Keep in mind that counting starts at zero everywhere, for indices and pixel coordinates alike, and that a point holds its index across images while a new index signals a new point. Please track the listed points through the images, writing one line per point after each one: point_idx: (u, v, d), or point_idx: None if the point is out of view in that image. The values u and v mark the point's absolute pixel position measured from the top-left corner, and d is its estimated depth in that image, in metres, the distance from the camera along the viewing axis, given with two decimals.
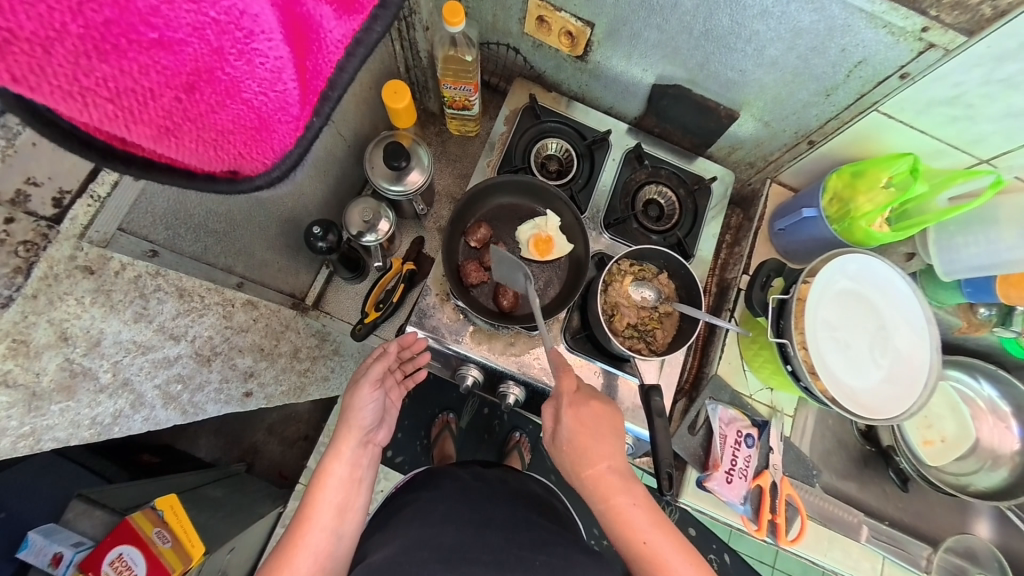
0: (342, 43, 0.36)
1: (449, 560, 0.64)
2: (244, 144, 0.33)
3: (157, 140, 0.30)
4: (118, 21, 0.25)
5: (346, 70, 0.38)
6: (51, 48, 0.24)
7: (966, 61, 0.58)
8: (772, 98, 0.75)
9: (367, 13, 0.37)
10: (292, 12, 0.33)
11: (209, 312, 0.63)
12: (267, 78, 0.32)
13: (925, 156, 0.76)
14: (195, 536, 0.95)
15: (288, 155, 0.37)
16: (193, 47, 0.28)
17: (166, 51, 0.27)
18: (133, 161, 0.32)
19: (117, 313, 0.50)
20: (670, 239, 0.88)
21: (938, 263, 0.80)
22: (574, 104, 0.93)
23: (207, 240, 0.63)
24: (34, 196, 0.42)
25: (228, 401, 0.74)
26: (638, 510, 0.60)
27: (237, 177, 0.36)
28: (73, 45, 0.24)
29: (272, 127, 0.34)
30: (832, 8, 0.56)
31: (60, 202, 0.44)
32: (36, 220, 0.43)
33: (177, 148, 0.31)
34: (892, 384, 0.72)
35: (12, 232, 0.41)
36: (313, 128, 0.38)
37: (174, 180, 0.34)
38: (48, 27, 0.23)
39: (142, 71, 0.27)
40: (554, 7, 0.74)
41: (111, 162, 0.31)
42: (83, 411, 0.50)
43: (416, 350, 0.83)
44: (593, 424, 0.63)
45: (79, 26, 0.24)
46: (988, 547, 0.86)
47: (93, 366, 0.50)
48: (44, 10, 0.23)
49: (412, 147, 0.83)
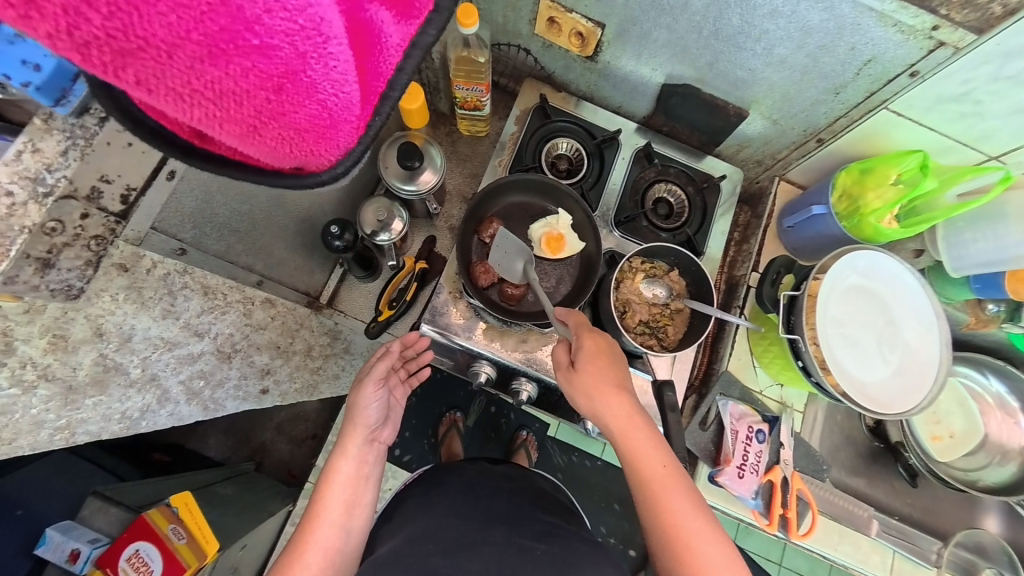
0: (400, 47, 0.37)
1: (452, 549, 0.66)
2: (314, 142, 0.35)
3: (243, 138, 0.32)
4: (229, 28, 0.26)
5: (404, 71, 0.38)
6: (173, 54, 0.26)
7: (976, 58, 0.59)
8: (780, 96, 0.76)
9: (422, 19, 0.37)
10: (355, 18, 0.33)
11: (231, 310, 0.64)
12: (339, 81, 0.32)
13: (935, 153, 0.77)
14: (209, 532, 0.95)
15: (351, 151, 0.39)
16: (285, 53, 0.29)
17: (263, 55, 0.28)
18: (211, 157, 0.34)
19: (147, 310, 0.51)
20: (679, 237, 0.89)
21: (947, 259, 0.80)
22: (583, 103, 0.94)
23: (230, 239, 0.64)
24: (105, 193, 0.43)
25: (246, 399, 0.77)
26: (646, 442, 0.59)
27: (302, 172, 0.38)
28: (192, 51, 0.26)
29: (340, 128, 0.35)
30: (842, 7, 0.57)
31: (127, 198, 0.46)
32: (105, 216, 0.44)
33: (259, 145, 0.33)
34: (902, 378, 0.73)
35: (85, 227, 0.43)
36: (372, 128, 0.39)
37: (245, 175, 0.36)
38: (173, 35, 0.25)
39: (241, 75, 0.28)
40: (565, 8, 0.75)
41: (191, 158, 0.33)
42: (114, 405, 0.52)
43: (420, 349, 0.86)
44: (602, 358, 0.63)
45: (199, 34, 0.26)
46: (998, 542, 0.87)
47: (124, 361, 0.51)
48: (173, 20, 0.25)
49: (425, 147, 0.84)
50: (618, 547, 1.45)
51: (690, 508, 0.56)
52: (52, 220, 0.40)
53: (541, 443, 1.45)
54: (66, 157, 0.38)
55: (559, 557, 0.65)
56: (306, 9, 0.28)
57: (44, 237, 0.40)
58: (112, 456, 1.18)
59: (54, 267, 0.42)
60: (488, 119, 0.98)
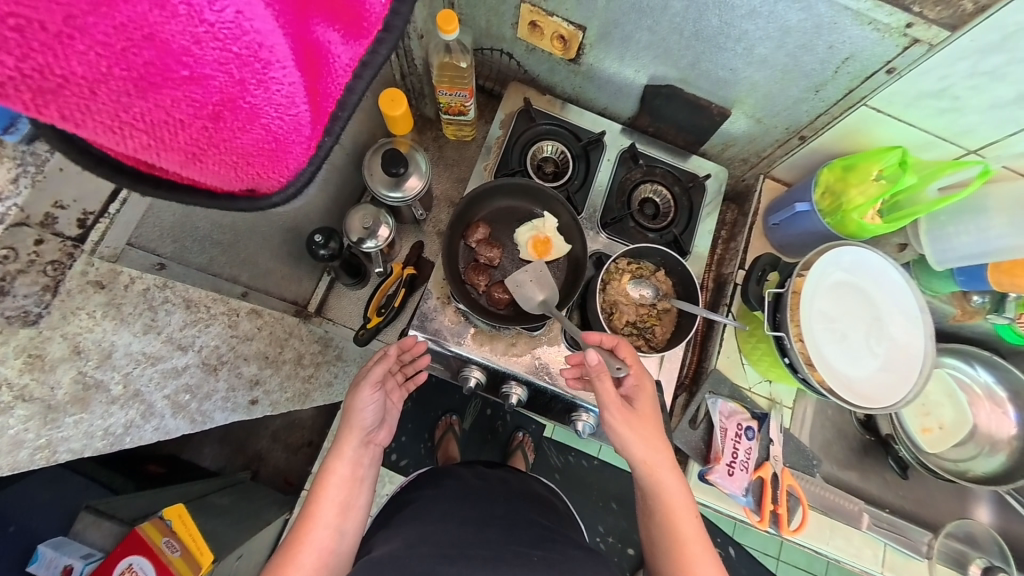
0: (350, 67, 0.37)
1: (454, 556, 0.65)
2: (262, 165, 0.35)
3: (185, 165, 0.32)
4: (156, 61, 0.26)
5: (355, 91, 0.38)
6: (97, 89, 0.25)
7: (952, 54, 0.59)
8: (763, 95, 0.77)
9: (373, 38, 0.37)
10: (303, 40, 0.33)
11: (215, 322, 0.64)
12: (284, 104, 0.33)
13: (915, 148, 0.78)
14: (204, 543, 0.95)
15: (302, 172, 0.38)
16: (219, 80, 0.29)
17: (196, 84, 0.28)
18: (158, 182, 0.33)
19: (128, 325, 0.51)
20: (666, 237, 0.89)
21: (930, 253, 0.81)
22: (568, 106, 0.94)
23: (212, 251, 0.64)
24: (61, 218, 0.43)
25: (236, 410, 0.75)
26: (683, 506, 0.64)
27: (255, 195, 0.38)
28: (117, 86, 0.26)
29: (289, 148, 0.36)
30: (819, 7, 0.58)
31: (84, 222, 0.45)
32: (62, 240, 0.44)
33: (203, 171, 0.33)
34: (888, 372, 0.74)
35: (42, 252, 0.42)
36: (324, 148, 0.39)
37: (195, 200, 0.35)
38: (95, 71, 0.25)
39: (174, 105, 0.28)
40: (546, 12, 0.75)
41: (137, 185, 0.32)
42: (97, 422, 0.52)
43: (416, 354, 0.83)
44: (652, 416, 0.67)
45: (122, 69, 0.26)
46: (988, 532, 0.88)
47: (105, 377, 0.51)
48: (93, 57, 0.24)
49: (410, 153, 0.84)
50: (616, 546, 1.45)
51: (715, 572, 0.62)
52: (3, 246, 0.39)
53: (538, 444, 1.46)
54: (16, 185, 0.36)
55: (554, 561, 0.65)
56: (241, 37, 0.28)
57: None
58: (105, 469, 1.17)
59: (9, 294, 0.40)
60: (474, 124, 0.99)
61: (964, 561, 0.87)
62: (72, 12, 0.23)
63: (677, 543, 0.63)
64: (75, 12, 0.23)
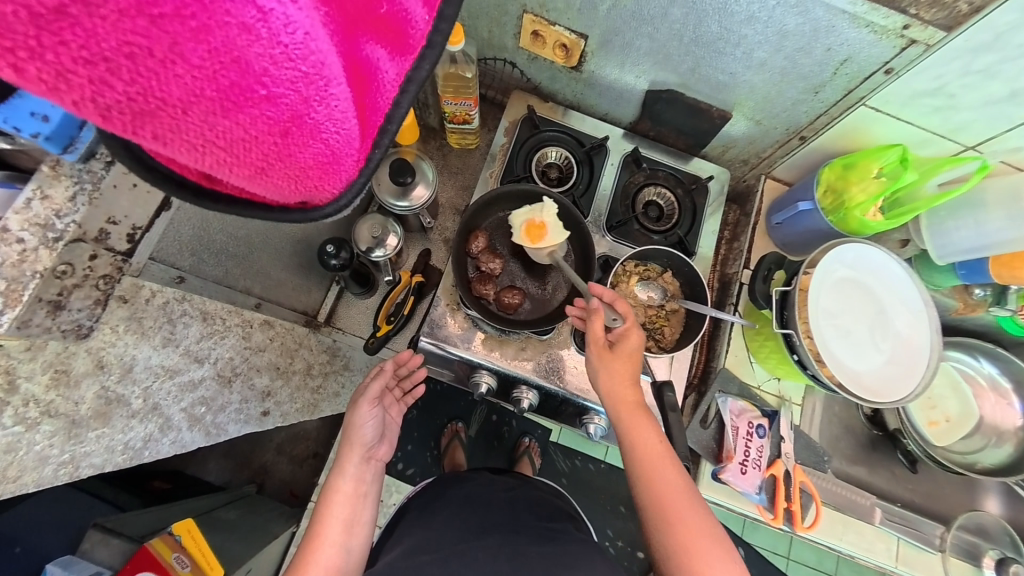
0: (396, 83, 0.38)
1: (446, 558, 0.68)
2: (319, 178, 0.35)
3: (251, 180, 0.32)
4: (239, 82, 0.27)
5: (401, 106, 0.39)
6: (188, 110, 0.27)
7: (947, 54, 0.60)
8: (762, 97, 0.78)
9: (416, 54, 0.38)
10: (357, 56, 0.34)
11: (230, 334, 0.64)
12: (342, 119, 0.33)
13: (912, 146, 0.79)
14: (214, 558, 0.95)
15: (351, 184, 0.39)
16: (290, 99, 0.29)
17: (270, 103, 0.29)
18: (220, 197, 0.34)
19: (148, 339, 0.51)
20: (670, 238, 0.90)
21: (932, 247, 0.82)
22: (570, 112, 0.95)
23: (228, 263, 0.65)
24: (113, 233, 0.44)
25: (248, 422, 0.76)
26: (648, 425, 0.64)
27: (308, 207, 0.38)
28: (206, 106, 0.27)
29: (342, 161, 0.36)
30: (816, 11, 0.59)
31: (133, 236, 0.46)
32: (114, 255, 0.45)
33: (267, 185, 0.33)
34: (895, 366, 0.75)
35: (95, 267, 0.43)
36: (371, 161, 0.39)
37: (254, 214, 0.36)
38: (189, 93, 0.26)
39: (251, 123, 0.29)
40: (548, 21, 0.77)
41: (201, 201, 0.33)
42: (117, 436, 0.52)
43: (414, 366, 0.87)
44: (630, 357, 0.67)
45: (212, 91, 0.27)
46: (998, 522, 0.88)
47: (126, 392, 0.51)
48: (188, 80, 0.26)
49: (416, 162, 0.85)
50: (625, 549, 1.45)
51: (682, 486, 0.61)
52: (63, 263, 0.40)
53: (544, 448, 1.46)
54: (74, 202, 0.38)
55: (551, 558, 0.67)
56: (309, 57, 0.29)
57: (55, 280, 0.39)
58: (111, 486, 1.16)
59: (66, 308, 0.42)
60: (478, 132, 1.00)
61: (977, 553, 0.87)
62: (176, 39, 0.25)
63: (646, 464, 0.62)
64: (178, 39, 0.25)
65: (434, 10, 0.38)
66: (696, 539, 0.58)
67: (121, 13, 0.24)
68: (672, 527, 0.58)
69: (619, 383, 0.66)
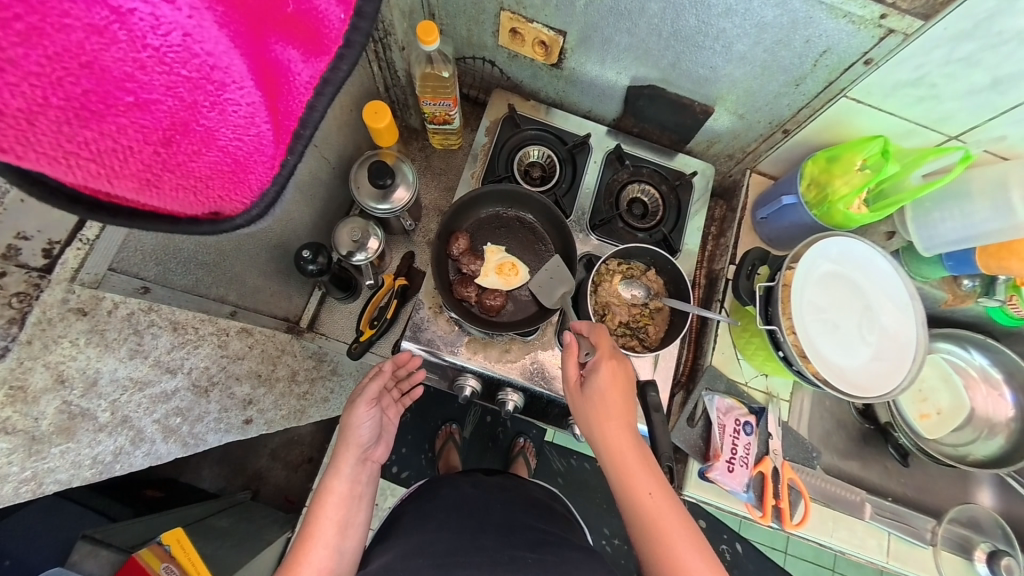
0: (311, 84, 0.37)
1: (440, 563, 0.67)
2: (221, 187, 0.35)
3: (139, 192, 0.31)
4: (96, 90, 0.26)
5: (317, 109, 0.38)
6: (35, 120, 0.25)
7: (926, 43, 0.59)
8: (744, 91, 0.77)
9: (334, 55, 0.36)
10: (258, 58, 0.33)
11: (204, 343, 0.63)
12: (240, 124, 0.33)
13: (896, 137, 0.78)
14: (201, 564, 0.96)
15: (266, 194, 0.38)
16: (168, 105, 0.29)
17: (141, 110, 0.28)
18: (117, 211, 0.32)
19: (112, 352, 0.50)
20: (655, 236, 0.89)
21: (917, 240, 0.82)
22: (553, 111, 0.95)
23: (199, 272, 0.62)
24: (25, 249, 0.44)
25: (230, 430, 0.75)
26: (642, 473, 0.61)
27: (219, 218, 0.37)
28: (56, 115, 0.25)
29: (249, 169, 0.35)
30: (793, 2, 0.58)
31: (50, 252, 0.45)
32: (27, 271, 0.44)
33: (159, 197, 0.32)
34: (880, 361, 0.74)
35: (5, 285, 0.43)
36: (288, 166, 0.38)
37: (157, 227, 0.34)
38: (31, 102, 0.25)
39: (120, 131, 0.28)
40: (526, 19, 0.76)
41: (95, 214, 0.31)
42: (84, 450, 0.51)
43: (412, 368, 0.84)
44: (616, 389, 0.65)
45: (60, 99, 0.25)
46: (991, 515, 0.88)
47: (92, 406, 0.50)
48: (26, 88, 0.24)
49: (397, 164, 0.84)
50: (622, 548, 1.45)
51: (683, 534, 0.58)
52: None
53: (539, 448, 1.46)
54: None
55: (552, 564, 0.66)
56: (190, 60, 0.29)
57: None
58: (102, 495, 1.15)
59: None
60: (460, 132, 0.99)
61: (969, 547, 0.86)
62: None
63: (645, 518, 0.59)
64: (3, 44, 0.23)
65: (353, 7, 0.35)
66: None
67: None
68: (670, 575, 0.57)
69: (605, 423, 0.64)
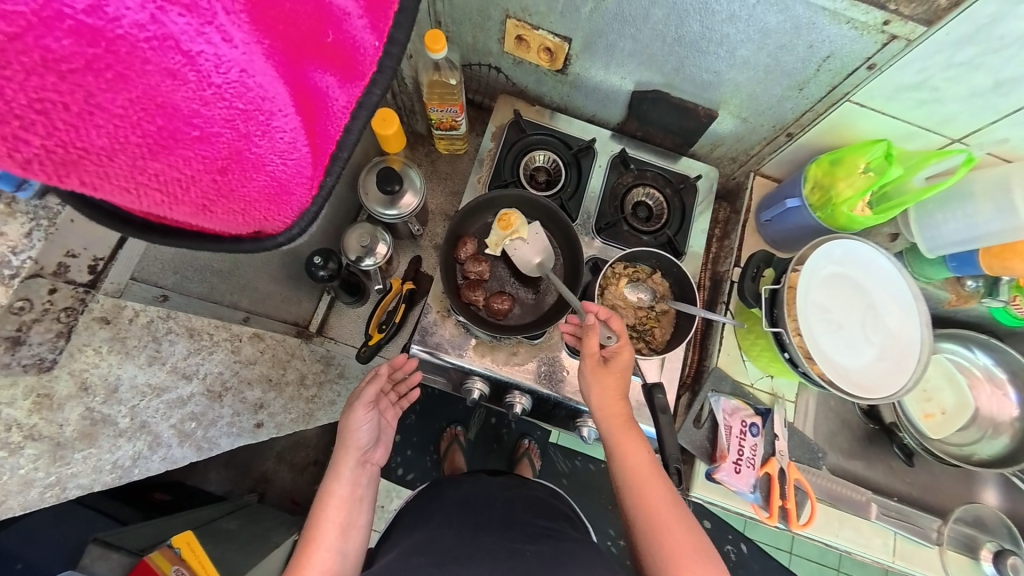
0: (346, 109, 0.38)
1: (444, 561, 0.68)
2: (267, 209, 0.35)
3: (195, 216, 0.32)
4: (167, 126, 0.27)
5: (352, 132, 0.39)
6: (114, 157, 0.26)
7: (928, 48, 0.60)
8: (747, 95, 0.78)
9: (368, 80, 0.38)
10: (302, 86, 0.34)
11: (218, 349, 0.64)
12: (286, 150, 0.34)
13: (898, 139, 0.79)
14: (209, 563, 0.98)
15: (305, 212, 0.39)
16: (226, 137, 0.30)
17: (204, 143, 0.29)
18: (168, 231, 0.33)
19: (132, 358, 0.51)
20: (660, 239, 0.90)
21: (921, 241, 0.82)
22: (558, 115, 0.95)
23: (213, 279, 0.63)
24: (72, 266, 0.44)
25: (241, 434, 0.76)
26: (636, 439, 0.65)
27: (261, 236, 0.38)
28: (133, 152, 0.26)
29: (291, 191, 0.36)
30: (796, 8, 0.59)
31: (94, 268, 0.46)
32: (74, 287, 0.45)
33: (213, 220, 0.33)
34: (886, 361, 0.75)
35: (55, 301, 0.43)
36: (325, 187, 0.40)
37: (203, 246, 0.35)
38: (113, 141, 0.25)
39: (185, 164, 0.29)
40: (531, 25, 0.77)
41: (149, 236, 0.32)
42: (104, 456, 0.52)
43: (409, 370, 0.88)
44: (620, 371, 0.68)
45: (138, 137, 0.26)
46: (996, 514, 0.89)
47: (112, 412, 0.51)
48: (111, 129, 0.25)
49: (404, 170, 0.85)
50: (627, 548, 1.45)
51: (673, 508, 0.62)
52: (19, 299, 0.41)
53: (543, 450, 1.46)
54: (30, 239, 0.36)
55: (548, 556, 0.69)
56: (245, 93, 0.29)
57: (12, 316, 0.40)
58: (111, 499, 1.17)
59: (26, 343, 0.42)
60: (466, 137, 1.00)
61: (974, 546, 0.87)
62: (90, 91, 0.24)
63: (637, 482, 0.63)
64: (92, 90, 0.24)
65: (385, 35, 0.38)
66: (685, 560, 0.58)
67: (28, 71, 0.22)
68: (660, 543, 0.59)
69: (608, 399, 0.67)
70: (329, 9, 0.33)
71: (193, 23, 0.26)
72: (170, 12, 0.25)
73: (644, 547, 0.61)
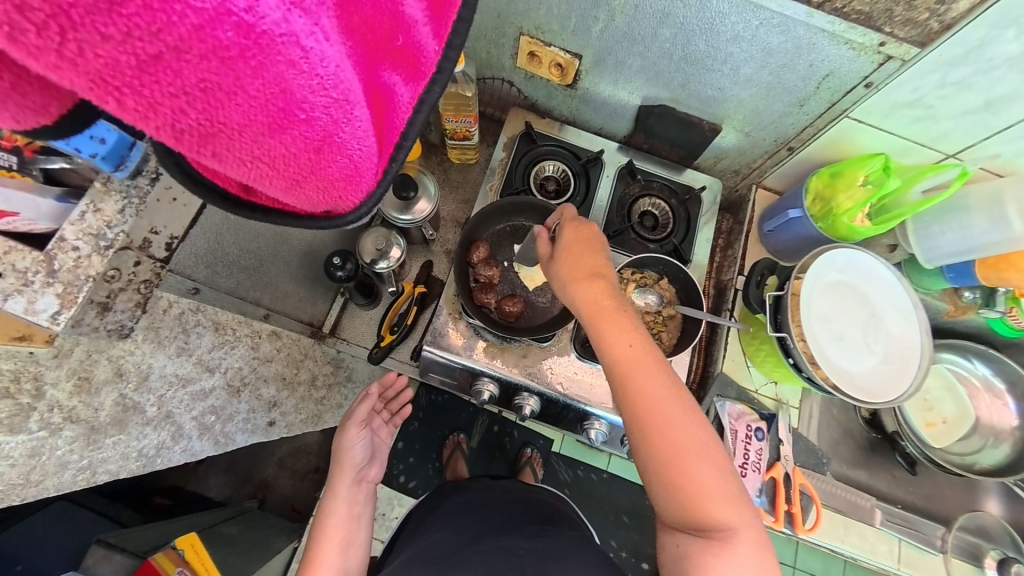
0: (410, 104, 0.40)
1: (443, 566, 0.68)
2: (344, 189, 0.39)
3: (288, 190, 0.36)
4: (285, 109, 0.30)
5: (414, 125, 0.42)
6: (243, 133, 0.30)
7: (922, 68, 0.63)
8: (750, 111, 0.81)
9: (428, 79, 0.41)
10: (376, 79, 0.36)
11: (239, 343, 0.70)
12: (368, 137, 0.36)
13: (896, 154, 0.82)
14: (211, 564, 0.98)
15: (372, 195, 0.42)
16: (325, 122, 0.32)
17: (308, 125, 0.31)
18: (256, 207, 0.39)
19: (164, 348, 0.57)
20: (666, 246, 0.92)
21: (919, 252, 0.85)
22: (566, 127, 0.99)
23: (239, 275, 0.71)
24: (154, 243, 0.53)
25: (254, 431, 0.79)
26: (618, 320, 0.56)
27: (333, 215, 0.42)
28: (256, 130, 0.30)
29: (364, 174, 0.39)
30: (798, 30, 0.62)
31: (170, 245, 0.55)
32: (153, 262, 0.52)
33: (302, 196, 0.37)
34: (888, 364, 0.77)
35: (138, 272, 0.50)
36: (389, 174, 0.42)
37: (283, 221, 0.40)
38: (245, 119, 0.29)
39: (291, 142, 0.32)
40: (544, 42, 0.80)
41: (241, 210, 0.38)
42: (132, 443, 0.56)
43: (399, 389, 0.91)
44: (581, 244, 0.60)
45: (263, 116, 0.29)
46: (999, 522, 0.89)
47: (142, 400, 0.56)
48: (246, 107, 0.29)
49: (419, 177, 0.87)
50: (630, 560, 1.45)
51: (665, 389, 0.53)
52: (112, 269, 0.47)
53: (546, 459, 1.47)
54: (123, 214, 0.43)
55: (543, 550, 0.68)
56: (341, 85, 0.31)
57: (105, 284, 0.47)
58: (112, 502, 1.16)
59: (113, 309, 0.49)
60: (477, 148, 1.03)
61: (978, 554, 0.88)
62: (239, 76, 0.27)
63: (619, 372, 0.54)
64: (240, 75, 0.27)
65: (444, 41, 0.40)
66: (685, 444, 0.50)
67: (201, 57, 0.26)
68: (654, 429, 0.51)
69: (576, 277, 0.58)
70: (403, 17, 0.35)
71: (309, 23, 0.28)
72: (295, 13, 0.27)
73: (643, 454, 0.52)
